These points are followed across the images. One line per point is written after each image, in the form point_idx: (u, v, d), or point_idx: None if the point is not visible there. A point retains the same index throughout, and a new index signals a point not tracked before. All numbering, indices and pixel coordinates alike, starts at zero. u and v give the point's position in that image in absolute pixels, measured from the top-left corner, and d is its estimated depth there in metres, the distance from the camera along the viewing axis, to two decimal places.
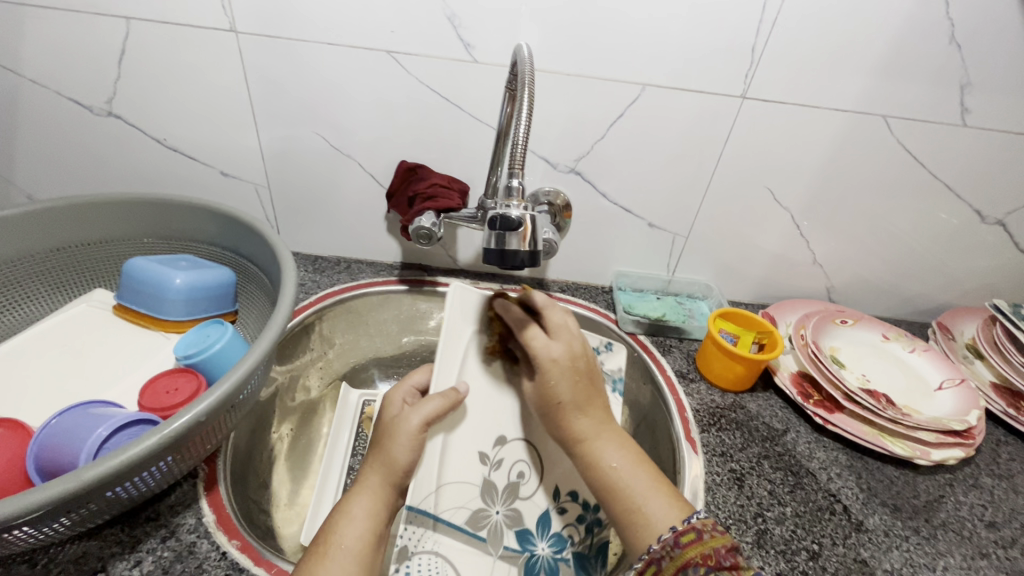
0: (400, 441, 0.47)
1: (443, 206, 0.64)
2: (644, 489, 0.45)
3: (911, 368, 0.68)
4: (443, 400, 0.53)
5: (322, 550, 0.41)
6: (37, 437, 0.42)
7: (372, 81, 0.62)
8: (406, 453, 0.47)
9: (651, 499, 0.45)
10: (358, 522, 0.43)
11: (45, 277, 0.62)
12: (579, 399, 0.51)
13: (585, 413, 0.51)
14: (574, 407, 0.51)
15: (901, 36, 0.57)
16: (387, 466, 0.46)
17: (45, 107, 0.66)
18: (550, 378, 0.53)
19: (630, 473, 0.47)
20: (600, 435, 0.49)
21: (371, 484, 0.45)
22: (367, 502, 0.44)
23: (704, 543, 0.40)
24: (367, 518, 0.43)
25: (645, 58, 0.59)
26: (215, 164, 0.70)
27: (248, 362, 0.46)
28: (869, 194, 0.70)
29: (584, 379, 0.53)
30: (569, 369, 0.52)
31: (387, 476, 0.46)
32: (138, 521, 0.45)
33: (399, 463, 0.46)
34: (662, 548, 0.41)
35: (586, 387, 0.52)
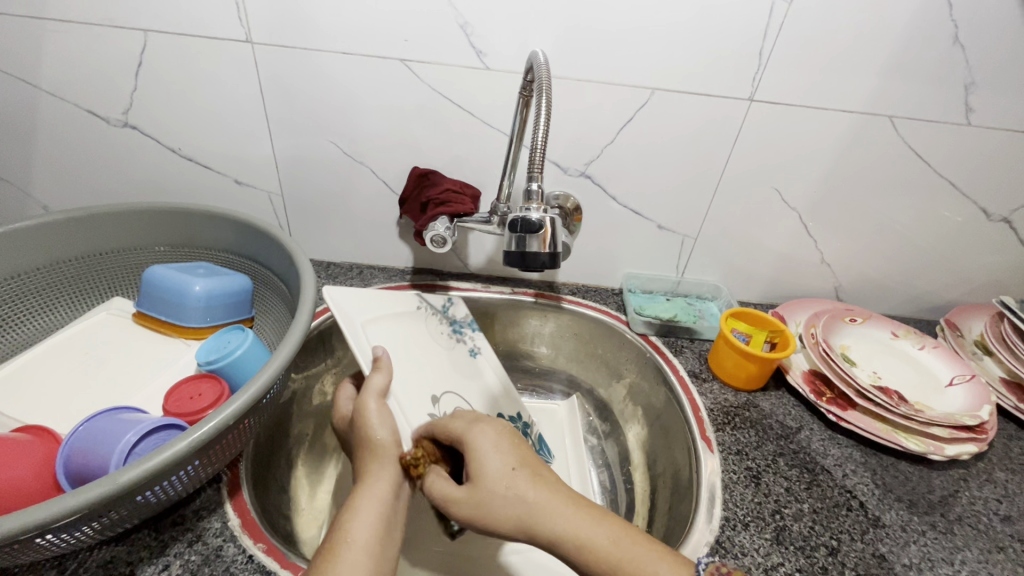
0: (376, 421, 0.48)
1: (456, 210, 0.65)
2: (641, 560, 0.39)
3: (922, 366, 0.69)
4: (378, 371, 0.53)
5: (331, 546, 0.39)
6: (66, 442, 0.43)
7: (385, 89, 0.63)
8: (384, 429, 0.48)
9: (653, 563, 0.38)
10: (367, 516, 0.41)
11: (65, 286, 0.63)
12: (525, 470, 0.43)
13: (541, 490, 0.42)
14: (525, 477, 0.43)
15: (906, 38, 0.58)
16: (378, 451, 0.46)
17: (62, 118, 0.67)
18: (493, 459, 0.44)
19: (617, 546, 0.39)
20: (569, 509, 0.41)
21: (378, 472, 0.45)
22: (375, 496, 0.43)
23: None
24: (377, 510, 0.42)
25: (655, 62, 0.60)
26: (230, 173, 0.71)
27: (272, 366, 0.46)
28: (875, 192, 0.71)
29: (530, 462, 0.44)
30: (502, 442, 0.46)
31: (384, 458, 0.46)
32: (164, 526, 0.45)
33: (384, 443, 0.47)
34: None
35: (531, 471, 0.43)
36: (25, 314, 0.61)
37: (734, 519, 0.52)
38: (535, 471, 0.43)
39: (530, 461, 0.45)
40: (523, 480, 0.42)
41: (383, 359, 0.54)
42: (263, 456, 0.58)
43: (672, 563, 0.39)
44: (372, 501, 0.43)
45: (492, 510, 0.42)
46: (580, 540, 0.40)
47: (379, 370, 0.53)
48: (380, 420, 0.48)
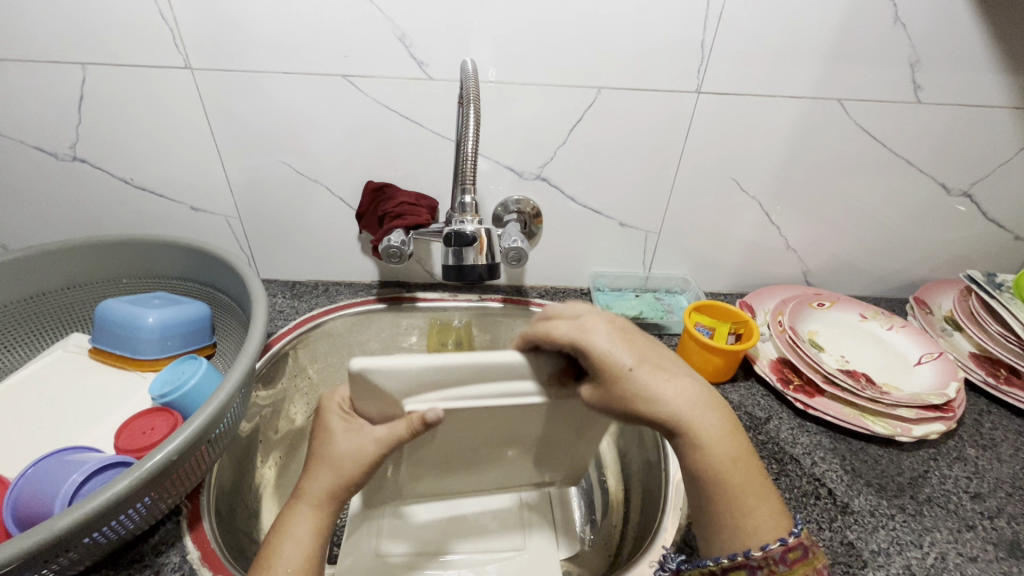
0: (347, 447, 0.43)
1: (412, 222, 0.64)
2: (754, 488, 0.40)
3: (890, 346, 0.68)
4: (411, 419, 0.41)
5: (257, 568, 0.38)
6: (12, 488, 0.42)
7: (330, 106, 0.63)
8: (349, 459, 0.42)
9: (758, 501, 0.40)
10: (299, 546, 0.40)
11: (22, 326, 0.62)
12: (649, 371, 0.40)
13: (668, 394, 0.40)
14: (650, 383, 0.40)
15: (846, 21, 0.58)
16: (334, 468, 0.42)
17: (10, 157, 0.66)
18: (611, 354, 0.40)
19: (732, 461, 0.40)
20: (699, 411, 0.40)
21: (320, 489, 0.42)
22: (304, 526, 0.41)
23: (807, 562, 0.38)
24: (307, 542, 0.40)
25: (598, 62, 0.60)
26: (185, 200, 0.71)
27: (220, 395, 0.46)
28: (834, 175, 0.70)
29: (654, 362, 0.41)
30: (620, 334, 0.41)
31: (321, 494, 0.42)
32: (122, 564, 0.45)
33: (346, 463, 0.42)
34: (762, 559, 0.37)
35: (655, 371, 0.40)
36: None
37: None
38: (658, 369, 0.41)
39: (659, 361, 0.41)
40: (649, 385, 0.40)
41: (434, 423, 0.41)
42: (230, 484, 0.58)
43: (773, 504, 0.40)
44: (305, 524, 0.41)
45: (613, 404, 0.40)
46: (699, 444, 0.40)
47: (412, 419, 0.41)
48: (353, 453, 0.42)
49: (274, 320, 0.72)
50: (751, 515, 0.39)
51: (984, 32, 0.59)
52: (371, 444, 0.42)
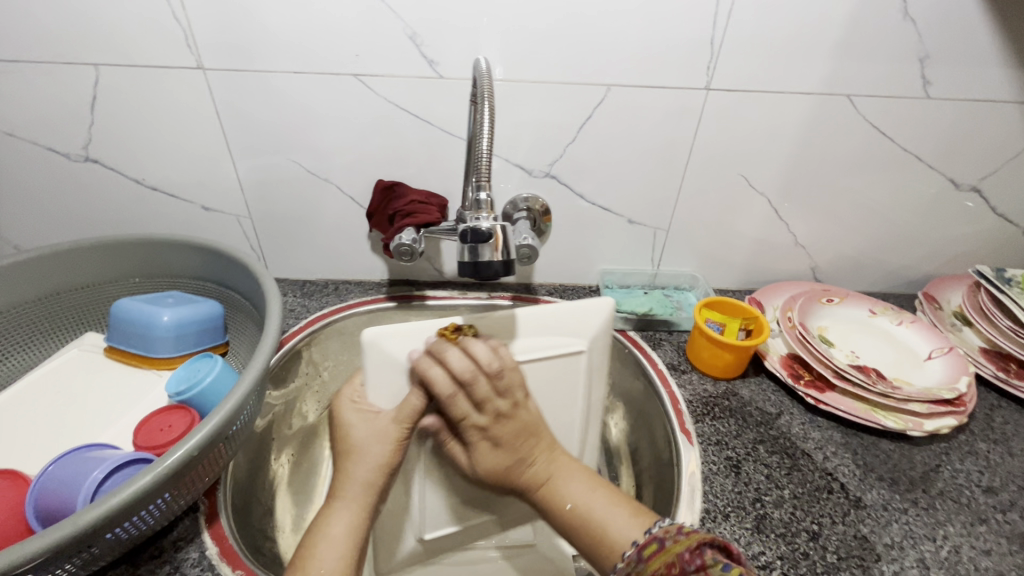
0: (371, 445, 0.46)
1: (423, 220, 0.65)
2: (602, 506, 0.41)
3: (900, 341, 0.68)
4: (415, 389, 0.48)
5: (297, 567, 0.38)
6: (35, 484, 0.43)
7: (341, 105, 0.63)
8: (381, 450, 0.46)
9: (613, 511, 0.41)
10: (338, 542, 0.40)
11: (37, 325, 0.63)
12: (514, 439, 0.45)
13: (529, 450, 0.45)
14: (496, 443, 0.46)
15: (856, 17, 0.58)
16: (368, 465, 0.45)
17: (24, 158, 0.67)
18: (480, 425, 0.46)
19: (587, 501, 0.42)
20: (574, 475, 0.44)
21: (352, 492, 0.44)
22: (347, 521, 0.42)
23: (668, 551, 0.35)
24: (348, 535, 0.41)
25: (608, 59, 0.60)
26: (196, 200, 0.71)
27: (237, 392, 0.46)
28: (843, 171, 0.71)
29: (525, 429, 0.46)
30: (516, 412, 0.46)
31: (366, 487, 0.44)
32: (142, 560, 0.45)
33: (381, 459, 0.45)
34: (627, 565, 0.37)
35: (518, 437, 0.45)
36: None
37: (715, 511, 0.52)
38: (519, 436, 0.45)
39: (521, 426, 0.46)
40: (516, 449, 0.45)
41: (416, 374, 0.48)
42: (245, 482, 0.58)
43: (636, 517, 0.40)
44: (343, 522, 0.42)
45: (494, 469, 0.46)
46: (553, 490, 0.44)
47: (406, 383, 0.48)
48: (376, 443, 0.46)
49: (285, 319, 0.73)
50: (603, 532, 0.40)
51: (993, 27, 0.59)
52: (386, 422, 0.47)
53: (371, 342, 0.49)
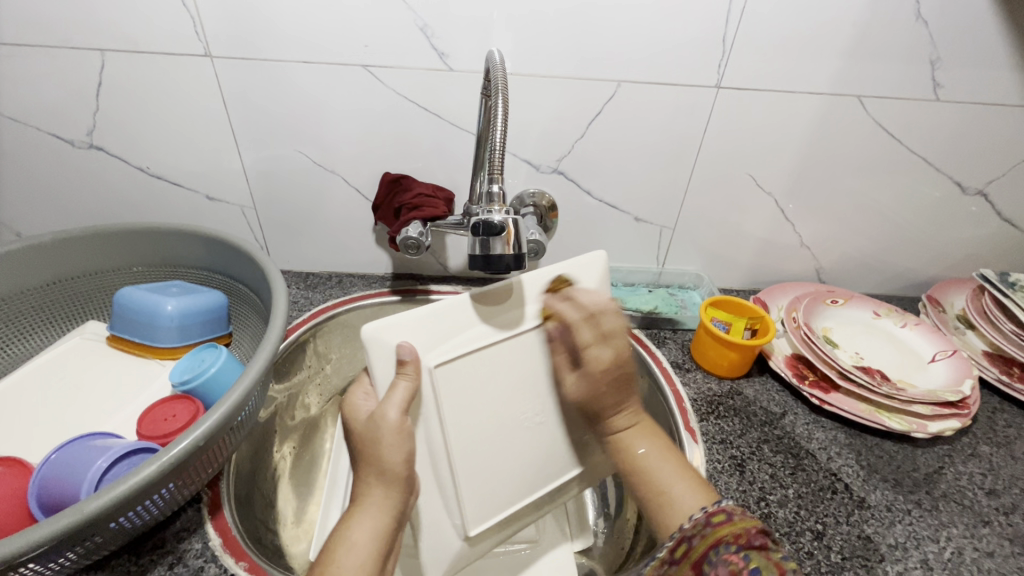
0: (389, 443, 0.42)
1: (430, 214, 0.64)
2: (672, 477, 0.44)
3: (904, 344, 0.69)
4: (402, 376, 0.44)
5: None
6: (37, 473, 0.43)
7: (349, 96, 0.63)
8: (399, 454, 0.42)
9: (676, 483, 0.43)
10: (360, 548, 0.38)
11: (38, 313, 0.62)
12: (619, 379, 0.49)
13: (623, 399, 0.49)
14: (615, 378, 0.49)
15: (869, 16, 0.58)
16: (384, 476, 0.41)
17: (27, 144, 0.66)
18: (602, 360, 0.49)
19: (657, 464, 0.45)
20: (649, 439, 0.48)
21: (378, 498, 0.41)
22: (371, 525, 0.39)
23: (734, 522, 0.37)
24: (372, 541, 0.39)
25: (619, 55, 0.60)
26: (200, 189, 0.71)
27: (243, 383, 0.46)
28: (850, 172, 0.71)
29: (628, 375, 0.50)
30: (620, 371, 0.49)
31: (388, 487, 0.41)
32: (144, 550, 0.45)
33: (395, 471, 0.41)
34: (693, 526, 0.38)
35: (623, 382, 0.50)
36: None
37: None
38: (623, 379, 0.49)
39: (625, 371, 0.50)
40: (609, 396, 0.49)
41: (412, 361, 0.44)
42: (247, 475, 0.58)
43: (700, 494, 0.42)
44: (366, 531, 0.39)
45: (592, 397, 0.50)
46: (626, 443, 0.48)
47: (406, 375, 0.44)
48: (391, 441, 0.42)
49: (288, 311, 0.72)
50: (665, 491, 0.43)
51: (1005, 30, 0.59)
52: (389, 411, 0.42)
53: (371, 337, 0.45)
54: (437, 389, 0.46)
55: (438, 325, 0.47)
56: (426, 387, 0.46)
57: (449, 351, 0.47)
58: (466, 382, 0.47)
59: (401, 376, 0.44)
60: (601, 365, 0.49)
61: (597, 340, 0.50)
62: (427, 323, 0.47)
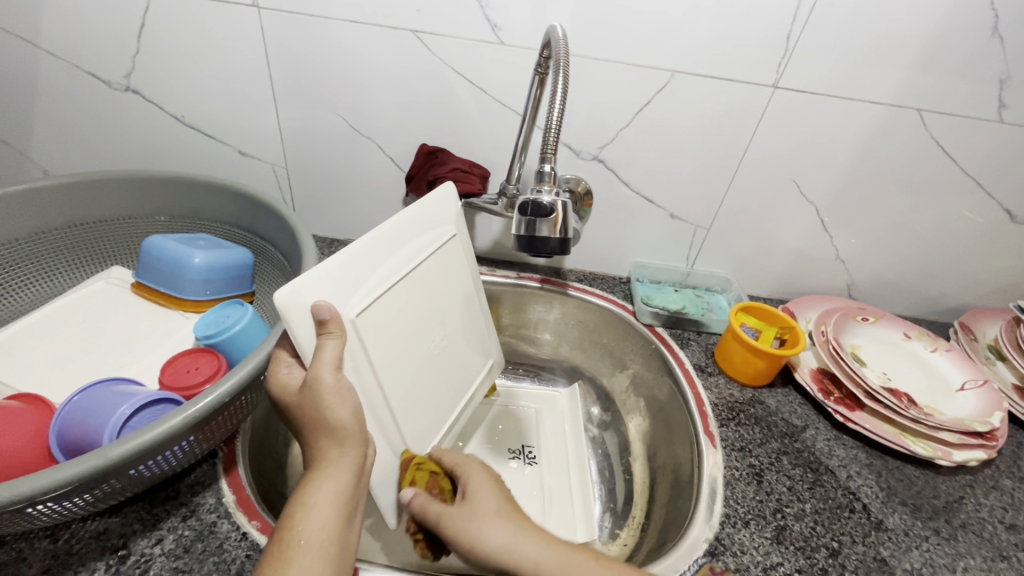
0: (330, 401, 0.38)
1: (465, 190, 0.64)
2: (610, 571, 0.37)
3: (933, 369, 0.67)
4: (328, 337, 0.40)
5: (281, 548, 0.34)
6: (59, 413, 0.43)
7: (394, 61, 0.61)
8: (345, 410, 0.39)
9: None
10: (320, 512, 0.36)
11: (64, 253, 0.62)
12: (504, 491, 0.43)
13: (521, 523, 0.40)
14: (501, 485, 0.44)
15: (942, 27, 0.55)
16: (335, 436, 0.39)
17: (63, 80, 0.65)
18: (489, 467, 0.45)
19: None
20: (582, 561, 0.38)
21: (335, 459, 0.39)
22: (333, 488, 0.37)
23: None
24: (333, 502, 0.37)
25: (677, 45, 0.58)
26: (233, 143, 0.70)
27: (270, 343, 0.45)
28: (897, 189, 0.68)
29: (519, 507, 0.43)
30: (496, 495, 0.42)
31: (343, 445, 0.39)
32: (159, 499, 0.45)
33: (346, 427, 0.39)
34: None
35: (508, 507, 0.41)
36: (20, 280, 0.59)
37: (735, 517, 0.51)
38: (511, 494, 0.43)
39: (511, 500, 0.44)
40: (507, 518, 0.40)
41: (334, 319, 0.40)
42: (261, 436, 0.58)
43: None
44: (328, 494, 0.37)
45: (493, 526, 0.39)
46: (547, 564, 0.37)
47: (337, 332, 0.40)
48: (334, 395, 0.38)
49: None
50: None
51: None
52: (325, 372, 0.39)
53: (291, 303, 0.38)
54: (366, 339, 0.43)
55: (339, 280, 0.42)
56: (353, 339, 0.42)
57: (365, 298, 0.44)
58: (384, 327, 0.46)
59: (325, 336, 0.40)
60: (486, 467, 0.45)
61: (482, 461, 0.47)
62: (332, 274, 0.42)
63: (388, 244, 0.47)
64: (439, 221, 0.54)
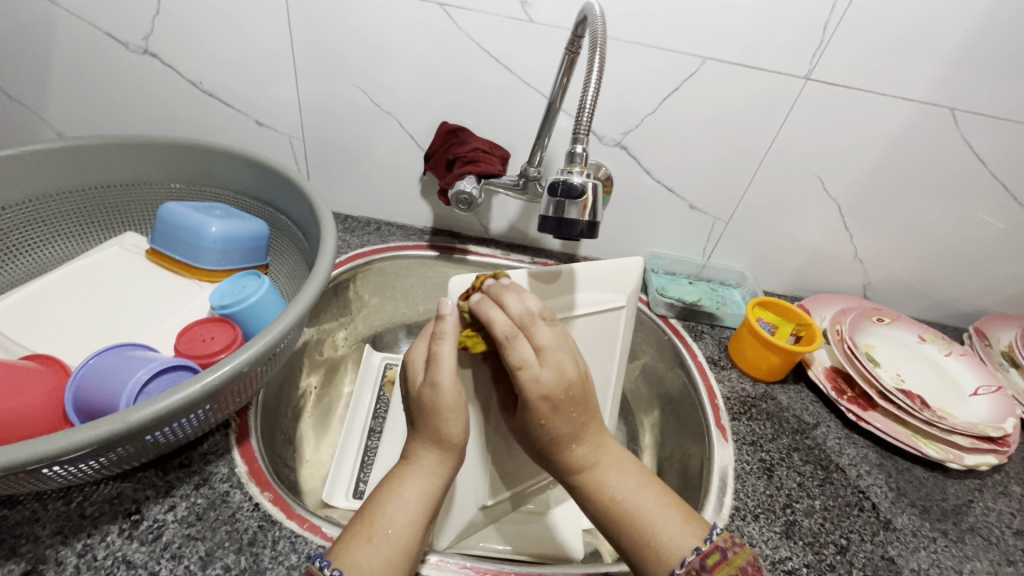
0: (447, 413, 0.40)
1: (485, 171, 0.62)
2: (658, 507, 0.40)
3: (946, 372, 0.67)
4: (438, 338, 0.42)
5: (363, 530, 0.37)
6: (75, 376, 0.43)
7: (420, 34, 0.60)
8: (460, 424, 0.41)
9: (672, 521, 0.39)
10: (410, 507, 0.38)
11: (77, 216, 0.61)
12: (561, 409, 0.41)
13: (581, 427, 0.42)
14: (554, 408, 0.40)
15: (984, 24, 0.54)
16: (441, 444, 0.41)
17: (79, 40, 0.64)
18: (541, 382, 0.40)
19: (639, 500, 0.40)
20: (629, 483, 0.41)
21: (430, 462, 0.41)
22: (421, 488, 0.39)
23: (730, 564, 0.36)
24: (421, 501, 0.39)
25: (710, 30, 0.56)
26: (251, 112, 0.68)
27: (290, 315, 0.45)
28: (922, 190, 0.67)
29: (585, 396, 0.42)
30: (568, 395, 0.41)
31: (444, 454, 0.41)
32: (172, 467, 0.45)
33: (454, 440, 0.41)
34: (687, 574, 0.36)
35: (575, 398, 0.41)
36: (33, 242, 0.59)
37: (744, 509, 0.51)
38: (570, 406, 0.41)
39: (584, 381, 0.42)
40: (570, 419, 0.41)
41: (450, 320, 0.42)
42: (272, 409, 0.57)
43: (690, 525, 0.39)
44: (417, 488, 0.39)
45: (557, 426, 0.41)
46: (597, 481, 0.42)
47: (444, 330, 0.42)
48: (449, 383, 0.40)
49: None
50: (659, 544, 0.38)
51: None
52: (449, 381, 0.40)
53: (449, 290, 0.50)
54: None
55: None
56: None
57: None
58: None
59: (441, 332, 0.42)
60: (537, 389, 0.40)
61: (539, 356, 0.41)
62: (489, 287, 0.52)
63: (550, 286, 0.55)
64: (618, 287, 0.58)
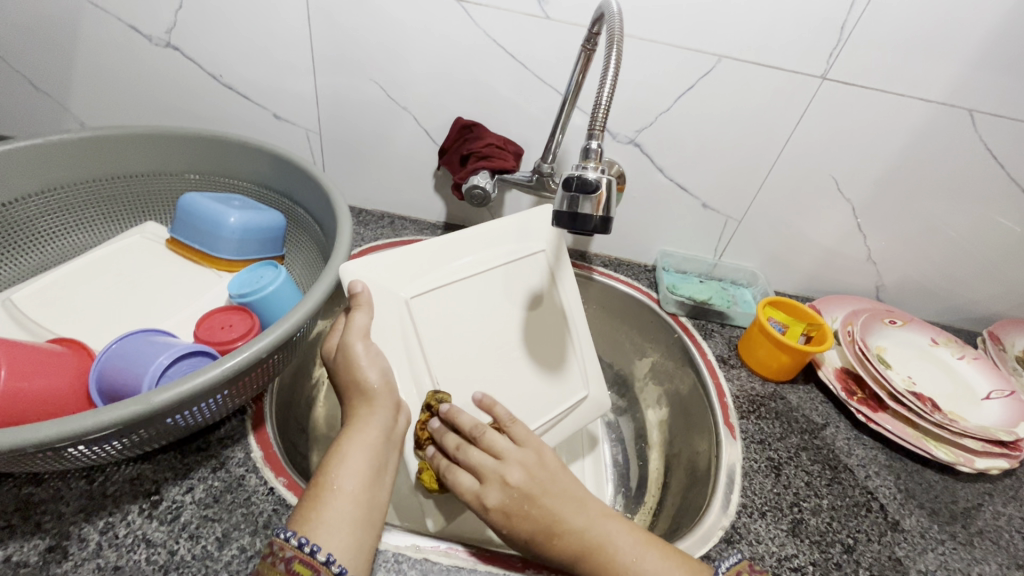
0: (363, 362, 0.46)
1: (499, 166, 0.63)
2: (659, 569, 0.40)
3: (959, 376, 0.66)
4: (358, 309, 0.48)
5: (317, 492, 0.39)
6: (99, 359, 0.44)
7: (437, 31, 0.60)
8: (373, 371, 0.46)
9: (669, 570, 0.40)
10: (351, 461, 0.41)
11: (99, 205, 0.62)
12: (517, 513, 0.43)
13: (553, 511, 0.43)
14: (506, 515, 0.43)
15: (1006, 25, 0.53)
16: (364, 394, 0.45)
17: (105, 33, 0.65)
18: (484, 499, 0.44)
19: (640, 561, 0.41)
20: (626, 537, 0.43)
21: (365, 414, 0.45)
22: (362, 442, 0.43)
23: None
24: (363, 455, 0.42)
25: (726, 30, 0.56)
26: (269, 105, 0.69)
27: (306, 304, 0.46)
28: (938, 192, 0.67)
29: (540, 490, 0.44)
30: (524, 494, 0.43)
31: (372, 402, 0.45)
32: (190, 450, 0.46)
33: (375, 386, 0.46)
34: None
35: (529, 492, 0.43)
36: (56, 230, 0.60)
37: (752, 507, 0.51)
38: (525, 510, 0.43)
39: (538, 478, 0.44)
40: (535, 511, 0.42)
41: (364, 292, 0.48)
42: (285, 397, 0.59)
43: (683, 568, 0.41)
44: (359, 446, 0.43)
45: (528, 522, 0.42)
46: (601, 560, 0.41)
47: (360, 306, 0.48)
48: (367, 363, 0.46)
49: None
50: None
51: None
52: (361, 346, 0.46)
53: (354, 270, 0.50)
54: (416, 319, 0.50)
55: (401, 274, 0.52)
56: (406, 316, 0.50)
57: (423, 285, 0.52)
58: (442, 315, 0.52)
59: (355, 309, 0.48)
60: (482, 507, 0.44)
61: (477, 474, 0.45)
62: (395, 261, 0.52)
63: (462, 246, 0.56)
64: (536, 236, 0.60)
